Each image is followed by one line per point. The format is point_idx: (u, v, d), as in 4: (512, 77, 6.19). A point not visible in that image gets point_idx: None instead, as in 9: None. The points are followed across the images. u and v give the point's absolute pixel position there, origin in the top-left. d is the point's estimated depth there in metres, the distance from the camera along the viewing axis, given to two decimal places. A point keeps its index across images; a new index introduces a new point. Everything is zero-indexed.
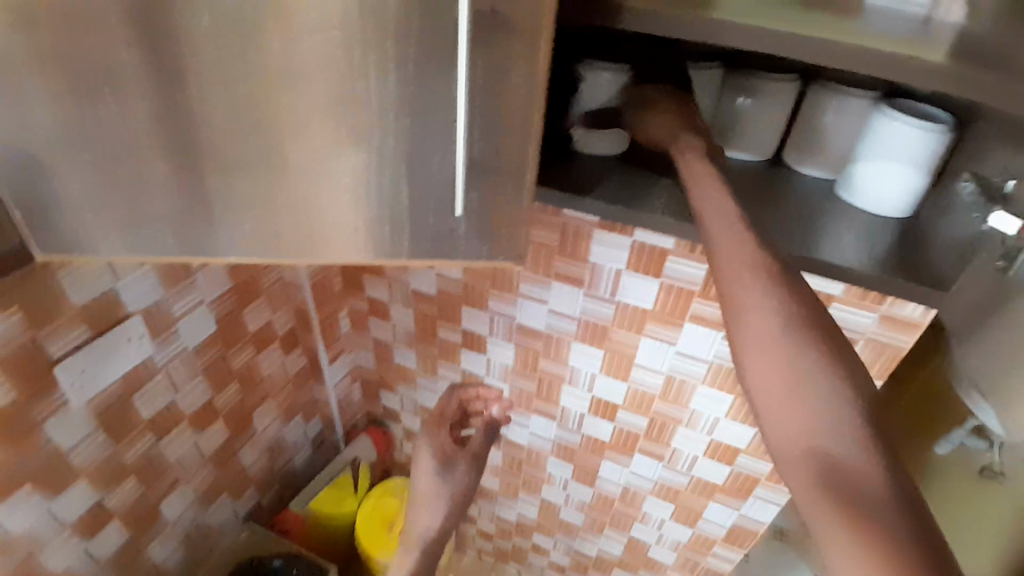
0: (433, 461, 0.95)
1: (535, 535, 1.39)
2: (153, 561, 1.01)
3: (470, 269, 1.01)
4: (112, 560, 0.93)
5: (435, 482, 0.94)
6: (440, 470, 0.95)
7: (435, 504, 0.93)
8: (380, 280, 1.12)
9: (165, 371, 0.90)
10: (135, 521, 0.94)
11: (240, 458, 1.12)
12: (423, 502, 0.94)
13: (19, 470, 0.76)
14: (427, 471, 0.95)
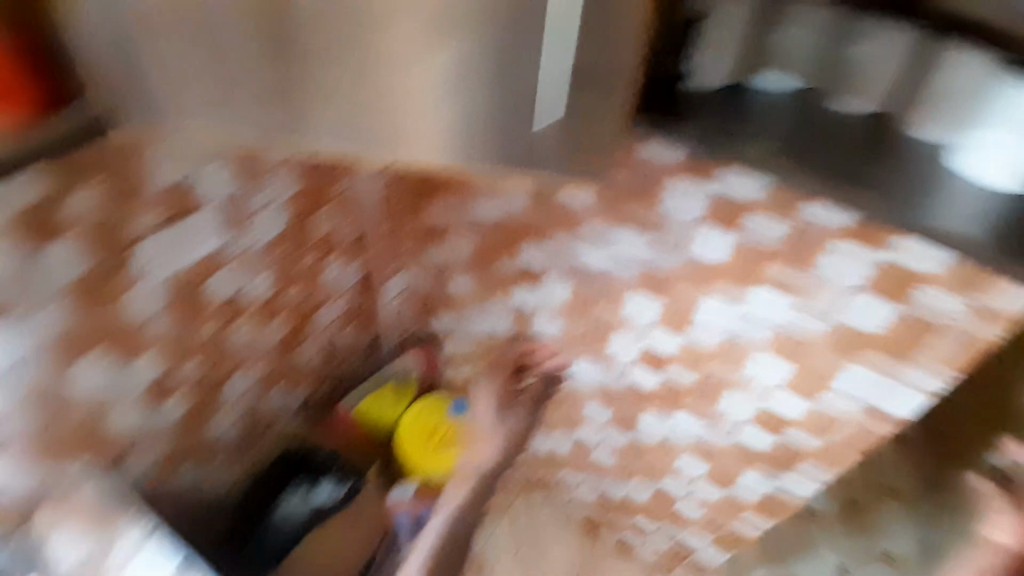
0: (496, 398, 1.16)
1: (563, 471, 1.42)
2: (211, 433, 1.08)
3: (538, 196, 0.97)
4: (176, 426, 1.01)
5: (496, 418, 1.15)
6: (500, 410, 1.16)
7: (491, 443, 1.13)
8: (452, 200, 1.09)
9: (235, 261, 0.93)
10: (197, 395, 1.01)
11: (299, 354, 1.17)
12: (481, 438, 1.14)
13: (98, 330, 0.81)
14: (489, 407, 1.16)
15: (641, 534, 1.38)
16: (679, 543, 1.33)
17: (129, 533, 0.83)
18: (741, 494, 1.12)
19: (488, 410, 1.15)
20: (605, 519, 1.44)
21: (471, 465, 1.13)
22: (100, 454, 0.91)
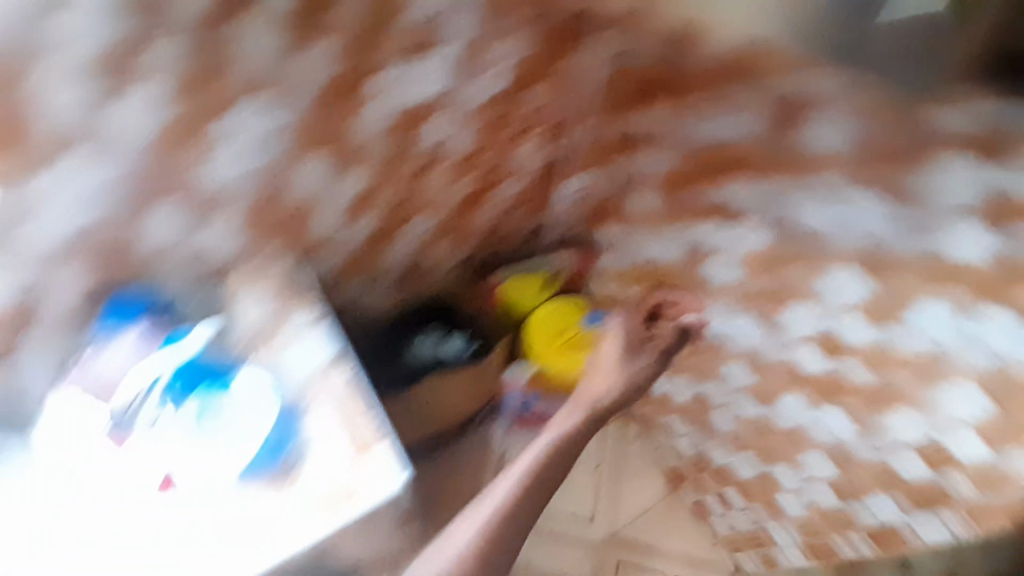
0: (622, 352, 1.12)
1: (669, 417, 1.34)
2: (384, 262, 1.15)
3: (785, 103, 0.72)
4: (360, 243, 1.08)
5: (619, 364, 1.11)
6: (625, 352, 1.12)
7: (612, 375, 1.11)
8: (676, 102, 0.83)
9: (458, 108, 0.94)
10: (386, 220, 1.07)
11: (473, 218, 1.17)
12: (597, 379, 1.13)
13: (329, 132, 0.88)
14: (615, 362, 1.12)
15: (724, 506, 1.34)
16: (763, 530, 1.28)
17: (301, 315, 1.00)
18: (858, 514, 1.08)
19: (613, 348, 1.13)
20: (694, 478, 1.39)
21: (592, 398, 1.12)
22: (290, 243, 0.99)
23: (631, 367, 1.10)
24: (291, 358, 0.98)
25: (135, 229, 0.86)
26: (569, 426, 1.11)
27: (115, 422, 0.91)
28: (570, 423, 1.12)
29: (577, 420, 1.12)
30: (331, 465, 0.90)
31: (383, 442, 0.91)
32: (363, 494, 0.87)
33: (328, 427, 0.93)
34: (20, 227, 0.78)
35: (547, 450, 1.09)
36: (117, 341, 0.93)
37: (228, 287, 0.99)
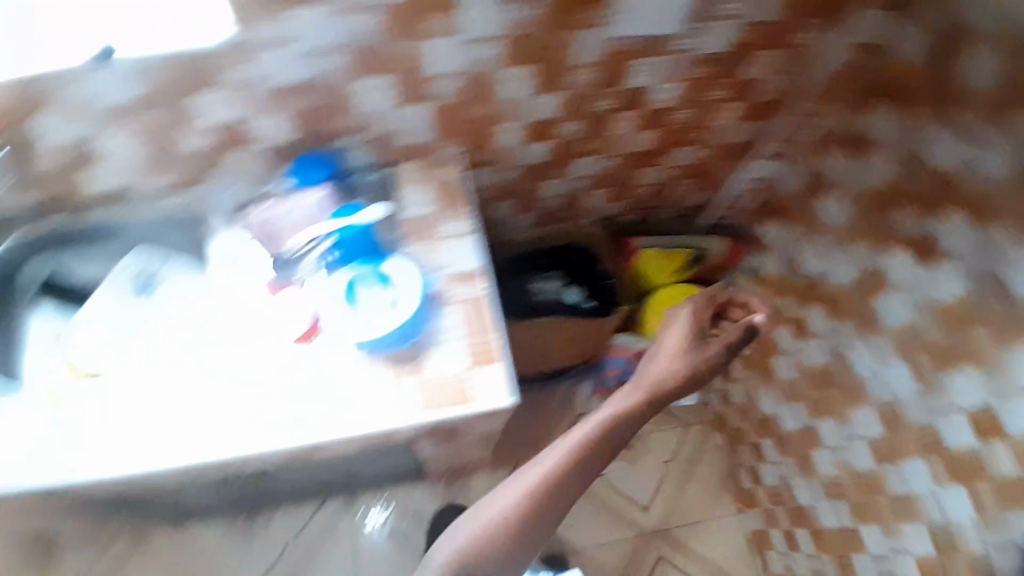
0: (681, 343, 1.03)
1: (766, 441, 1.27)
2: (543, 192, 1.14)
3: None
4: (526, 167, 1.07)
5: (687, 349, 1.01)
6: (691, 340, 1.03)
7: (678, 360, 1.00)
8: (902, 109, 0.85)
9: (673, 56, 0.89)
10: (558, 154, 1.05)
11: (641, 176, 1.14)
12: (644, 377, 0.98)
13: (541, 50, 0.85)
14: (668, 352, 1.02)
15: (790, 544, 1.26)
16: None
17: (453, 225, 0.98)
18: None
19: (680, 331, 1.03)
20: (767, 508, 1.31)
21: (657, 377, 0.98)
22: (472, 147, 1.02)
23: (695, 357, 1.01)
24: (438, 258, 0.97)
25: (347, 94, 0.88)
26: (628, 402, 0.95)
27: (281, 271, 0.95)
28: (630, 401, 0.96)
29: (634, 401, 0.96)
30: (449, 370, 0.91)
31: (498, 362, 0.92)
32: (471, 399, 0.90)
33: (456, 335, 0.93)
34: (251, 65, 0.81)
35: (594, 427, 0.91)
36: (299, 202, 0.94)
37: (399, 180, 1.01)
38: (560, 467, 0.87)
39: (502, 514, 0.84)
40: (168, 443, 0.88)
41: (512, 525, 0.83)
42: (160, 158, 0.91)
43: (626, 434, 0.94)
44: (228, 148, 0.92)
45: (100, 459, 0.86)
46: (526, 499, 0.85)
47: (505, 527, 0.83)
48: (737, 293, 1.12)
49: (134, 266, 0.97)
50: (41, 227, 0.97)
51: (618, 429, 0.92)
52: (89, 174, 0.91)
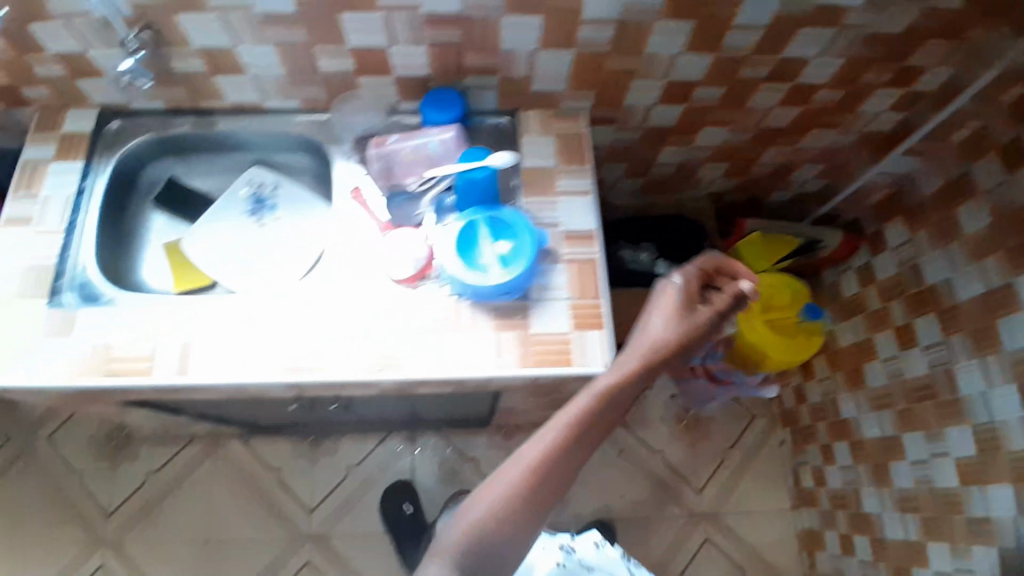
0: (673, 308, 0.81)
1: (839, 444, 1.24)
2: (660, 158, 1.12)
3: None
4: (651, 131, 1.04)
5: (681, 315, 0.81)
6: (681, 308, 0.82)
7: (669, 325, 0.81)
8: None
9: (839, 30, 0.85)
10: (688, 120, 1.02)
11: (767, 153, 1.11)
12: (636, 346, 0.79)
13: (706, 7, 0.80)
14: (662, 314, 0.81)
15: (843, 548, 1.23)
16: None
17: (574, 182, 0.94)
18: None
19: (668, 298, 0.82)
20: (825, 511, 1.28)
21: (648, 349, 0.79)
22: (605, 106, 0.98)
23: (690, 324, 0.81)
24: (553, 215, 0.93)
25: (494, 31, 0.84)
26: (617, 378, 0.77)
27: (397, 209, 0.94)
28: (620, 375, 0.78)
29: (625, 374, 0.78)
30: (553, 330, 0.87)
31: (604, 329, 0.87)
32: (576, 361, 0.85)
33: (561, 296, 0.89)
34: None
35: (589, 401, 0.75)
36: (429, 141, 0.92)
37: (519, 130, 0.98)
38: (552, 447, 0.74)
39: (495, 498, 0.73)
40: (258, 357, 0.83)
41: (507, 511, 0.72)
42: (294, 75, 0.90)
43: (625, 403, 0.78)
44: (360, 74, 0.91)
45: (188, 361, 0.82)
46: (520, 485, 0.73)
47: (498, 516, 0.72)
48: (725, 257, 0.87)
49: (251, 182, 1.00)
50: (148, 121, 0.94)
51: (610, 406, 0.76)
52: (223, 82, 0.90)
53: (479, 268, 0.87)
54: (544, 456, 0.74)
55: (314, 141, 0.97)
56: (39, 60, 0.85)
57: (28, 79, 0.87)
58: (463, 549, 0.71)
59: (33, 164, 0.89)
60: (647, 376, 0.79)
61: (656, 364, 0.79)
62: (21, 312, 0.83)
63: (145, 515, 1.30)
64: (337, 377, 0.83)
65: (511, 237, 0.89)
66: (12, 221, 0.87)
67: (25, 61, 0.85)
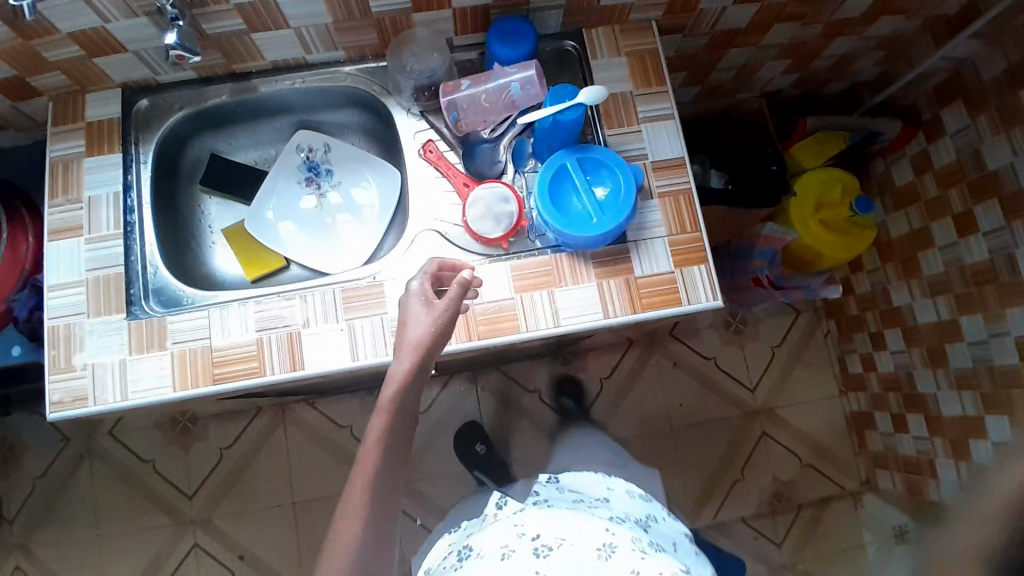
0: (419, 304, 0.74)
1: (891, 330, 1.30)
2: (722, 60, 1.09)
3: None
4: (722, 33, 1.00)
5: (427, 310, 0.74)
6: (426, 305, 0.74)
7: (420, 320, 0.73)
8: None
9: None
10: (762, 19, 0.97)
11: (830, 44, 1.08)
12: (403, 349, 0.73)
13: None
14: (414, 316, 0.74)
15: (897, 427, 1.31)
16: (925, 458, 1.25)
17: (658, 109, 0.89)
18: None
19: (409, 304, 0.75)
20: (877, 394, 1.36)
21: (411, 348, 0.73)
22: (680, 12, 0.92)
23: (433, 314, 0.73)
24: (640, 146, 0.88)
25: None
26: (398, 386, 0.73)
27: (467, 159, 0.87)
28: (399, 380, 0.73)
29: (407, 380, 0.73)
30: (657, 271, 0.83)
31: (707, 263, 0.84)
32: (684, 301, 0.82)
33: (661, 234, 0.84)
34: None
35: (385, 418, 0.73)
36: (510, 82, 0.84)
37: (587, 54, 0.91)
38: (376, 466, 0.72)
39: (347, 532, 0.70)
40: (363, 342, 0.79)
41: (365, 536, 0.70)
42: (343, 22, 0.81)
43: (418, 393, 0.75)
44: (416, 13, 0.82)
45: (296, 357, 0.79)
46: (354, 521, 0.70)
47: (357, 550, 0.69)
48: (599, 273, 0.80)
49: (300, 149, 0.94)
50: (179, 96, 0.86)
51: (405, 403, 0.73)
52: (263, 41, 0.81)
53: (575, 213, 0.81)
54: (364, 492, 0.71)
55: (367, 96, 0.90)
56: (49, 45, 0.74)
57: (39, 68, 0.77)
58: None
59: (62, 163, 0.80)
60: (426, 369, 0.74)
61: (434, 356, 0.74)
62: (102, 329, 0.78)
63: (230, 488, 1.35)
64: (450, 348, 0.80)
65: (605, 180, 0.82)
66: (59, 231, 0.79)
67: (33, 49, 0.74)
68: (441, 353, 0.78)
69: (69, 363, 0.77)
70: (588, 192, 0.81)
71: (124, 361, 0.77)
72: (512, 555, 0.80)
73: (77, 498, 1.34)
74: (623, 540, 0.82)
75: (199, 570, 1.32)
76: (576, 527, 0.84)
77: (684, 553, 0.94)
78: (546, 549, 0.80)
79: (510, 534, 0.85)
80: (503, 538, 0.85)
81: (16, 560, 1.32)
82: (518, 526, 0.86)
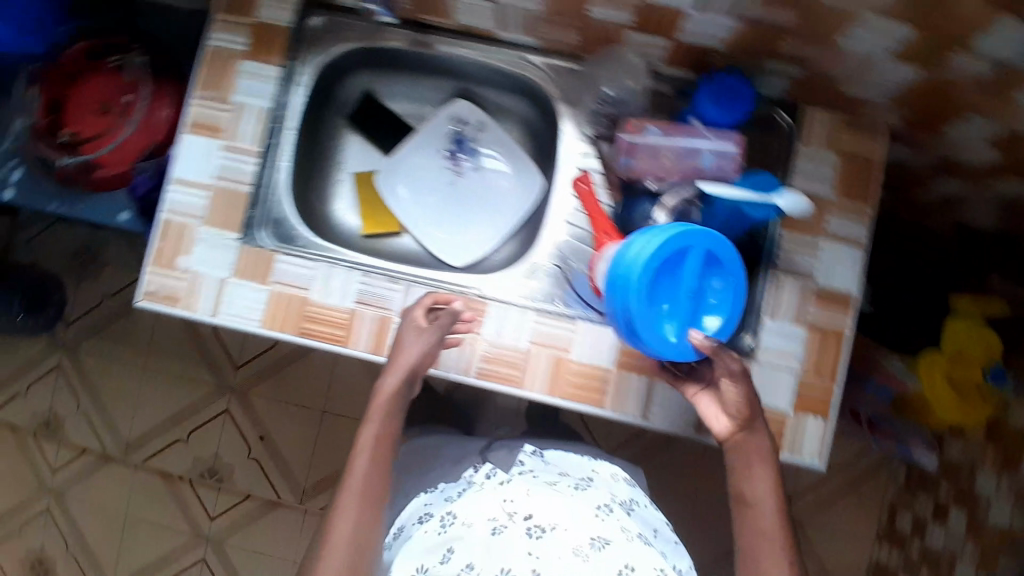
0: (415, 324, 0.73)
1: (957, 508, 1.17)
2: (930, 184, 0.95)
3: None
4: (950, 162, 0.86)
5: (419, 334, 0.73)
6: (413, 332, 0.73)
7: (411, 337, 0.73)
8: None
9: None
10: (1001, 170, 0.83)
11: None
12: (391, 369, 0.73)
13: None
14: (407, 334, 0.73)
15: None
16: None
17: (847, 232, 0.79)
18: None
19: (404, 326, 0.74)
20: (912, 559, 1.27)
21: (407, 369, 0.73)
22: (917, 129, 0.80)
23: (425, 338, 0.73)
24: (810, 263, 0.78)
25: (835, 26, 0.65)
26: (385, 403, 0.73)
27: (624, 205, 0.78)
28: (385, 397, 0.74)
29: (393, 398, 0.73)
30: (773, 404, 0.77)
31: (828, 419, 0.77)
32: (787, 448, 0.77)
33: (795, 368, 0.78)
34: None
35: (376, 423, 0.73)
36: (703, 149, 0.72)
37: (798, 132, 0.79)
38: (370, 467, 0.71)
39: (343, 528, 0.66)
40: (449, 355, 0.77)
41: (361, 526, 0.67)
42: (552, 16, 0.72)
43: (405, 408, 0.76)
44: (633, 31, 0.71)
45: (383, 340, 0.77)
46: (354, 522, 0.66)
47: (350, 548, 0.65)
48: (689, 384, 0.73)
49: (453, 120, 0.89)
50: (356, 26, 0.81)
51: (393, 415, 0.74)
52: (463, 3, 0.73)
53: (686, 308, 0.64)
54: (358, 494, 0.68)
55: (542, 94, 0.82)
56: None
57: None
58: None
59: (222, 56, 0.78)
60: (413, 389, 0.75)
61: (423, 376, 0.75)
62: (214, 240, 0.77)
63: (270, 377, 1.39)
64: (532, 396, 0.76)
65: (724, 313, 0.66)
66: (199, 126, 0.77)
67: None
68: (437, 375, 0.76)
69: (172, 262, 0.77)
70: (696, 318, 0.65)
71: (223, 281, 0.77)
72: (505, 536, 0.69)
73: (138, 327, 1.41)
74: (614, 529, 0.72)
75: (220, 432, 1.39)
76: (569, 508, 0.73)
77: (663, 542, 0.81)
78: (540, 530, 0.70)
79: (498, 506, 0.73)
80: (491, 507, 0.73)
81: (62, 358, 1.41)
82: (508, 496, 0.74)
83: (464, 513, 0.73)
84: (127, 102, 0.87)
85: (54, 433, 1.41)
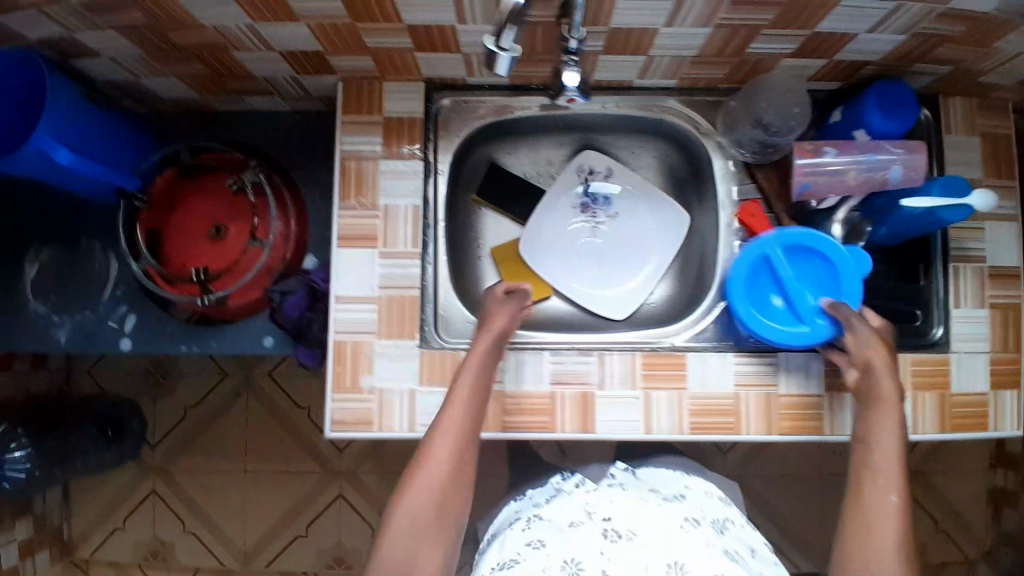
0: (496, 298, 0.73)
1: None
2: None
3: None
4: None
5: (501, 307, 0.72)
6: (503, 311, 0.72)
7: (495, 310, 0.72)
8: None
9: None
10: None
11: None
12: (482, 333, 0.70)
13: None
14: (494, 305, 0.72)
15: None
16: None
17: (1006, 209, 0.80)
18: None
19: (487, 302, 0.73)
20: None
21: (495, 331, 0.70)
22: None
23: (508, 309, 0.72)
24: (979, 246, 0.80)
25: (1002, 33, 0.65)
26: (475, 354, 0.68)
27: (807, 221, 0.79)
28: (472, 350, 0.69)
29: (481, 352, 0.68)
30: (972, 389, 0.78)
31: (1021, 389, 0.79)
32: (991, 425, 0.78)
33: (984, 349, 0.78)
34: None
35: (475, 369, 0.67)
36: (890, 162, 0.72)
37: (938, 125, 0.80)
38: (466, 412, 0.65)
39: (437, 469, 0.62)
40: (659, 415, 0.75)
41: (455, 467, 0.63)
42: (704, 57, 0.70)
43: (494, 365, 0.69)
44: (791, 58, 0.70)
45: (588, 418, 0.74)
46: (432, 500, 0.61)
47: (450, 476, 0.62)
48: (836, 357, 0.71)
49: (582, 170, 0.86)
50: (483, 102, 0.78)
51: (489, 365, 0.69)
52: (606, 61, 0.71)
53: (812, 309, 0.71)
54: (457, 433, 0.64)
55: (684, 133, 0.80)
56: (375, 32, 0.64)
57: (349, 51, 0.68)
58: (430, 533, 0.60)
59: (356, 162, 0.73)
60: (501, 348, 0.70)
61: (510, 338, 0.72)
62: (393, 352, 0.73)
63: (374, 453, 1.34)
64: (752, 437, 0.74)
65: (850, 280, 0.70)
66: (349, 239, 0.73)
67: (355, 31, 0.63)
68: (653, 437, 0.74)
69: (355, 383, 0.73)
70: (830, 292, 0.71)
71: (412, 391, 0.73)
72: (580, 531, 0.60)
73: (227, 431, 1.34)
74: (706, 548, 0.59)
75: (336, 518, 1.34)
76: (655, 519, 0.61)
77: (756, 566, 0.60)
78: (615, 535, 0.59)
79: (579, 507, 0.64)
80: (575, 510, 0.64)
81: (155, 482, 1.34)
82: (592, 501, 0.65)
83: (547, 514, 0.64)
84: (255, 225, 0.79)
85: (165, 560, 1.35)
